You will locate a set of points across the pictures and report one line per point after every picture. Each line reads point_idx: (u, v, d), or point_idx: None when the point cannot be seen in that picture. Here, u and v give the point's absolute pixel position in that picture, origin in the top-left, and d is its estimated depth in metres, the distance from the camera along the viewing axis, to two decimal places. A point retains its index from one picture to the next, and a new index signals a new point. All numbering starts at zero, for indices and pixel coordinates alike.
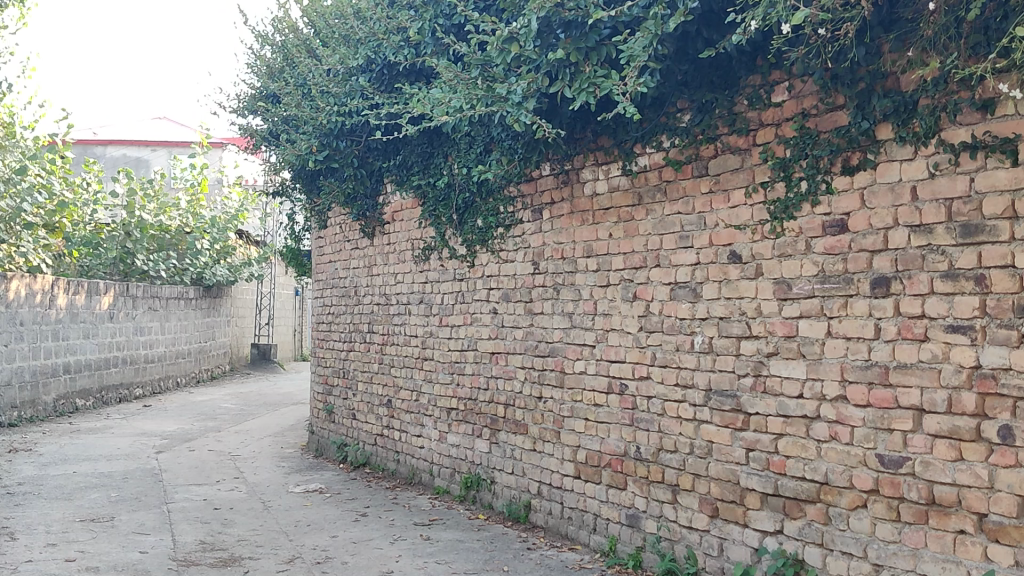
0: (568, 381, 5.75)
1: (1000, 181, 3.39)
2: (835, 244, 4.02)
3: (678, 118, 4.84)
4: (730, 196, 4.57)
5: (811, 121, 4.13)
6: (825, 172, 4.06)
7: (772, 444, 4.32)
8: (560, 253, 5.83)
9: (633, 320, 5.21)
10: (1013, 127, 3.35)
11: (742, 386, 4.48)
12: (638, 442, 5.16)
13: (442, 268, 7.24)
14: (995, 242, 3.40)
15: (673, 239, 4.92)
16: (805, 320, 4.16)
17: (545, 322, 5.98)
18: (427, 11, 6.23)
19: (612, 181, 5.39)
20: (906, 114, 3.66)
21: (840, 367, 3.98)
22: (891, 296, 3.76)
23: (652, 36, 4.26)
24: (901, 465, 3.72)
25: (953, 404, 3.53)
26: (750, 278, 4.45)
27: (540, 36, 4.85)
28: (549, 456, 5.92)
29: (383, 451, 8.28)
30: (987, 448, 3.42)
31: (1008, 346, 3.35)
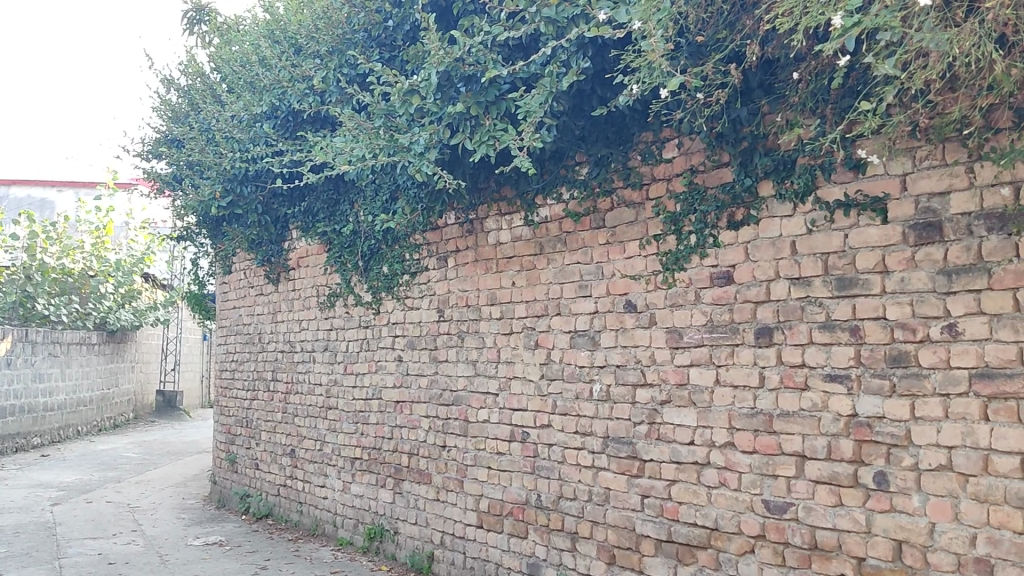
0: (471, 429, 5.76)
1: (872, 238, 3.56)
2: (722, 295, 4.16)
3: (577, 171, 4.95)
4: (626, 247, 4.68)
5: (698, 177, 4.28)
6: (712, 226, 4.21)
7: (666, 490, 4.40)
8: (465, 301, 5.87)
9: (535, 368, 5.26)
10: (883, 187, 3.53)
11: (638, 433, 4.56)
12: (539, 490, 5.19)
13: (348, 315, 7.22)
14: (868, 295, 3.56)
15: (573, 287, 5.01)
16: (695, 368, 4.27)
17: (449, 370, 6.00)
18: (332, 60, 6.24)
19: (514, 231, 5.46)
20: (785, 172, 3.85)
21: (728, 415, 4.10)
22: (774, 346, 3.91)
23: (548, 93, 4.34)
24: (785, 510, 3.84)
25: (832, 450, 3.66)
26: (645, 326, 4.56)
27: (440, 89, 4.85)
28: (452, 505, 5.91)
29: (286, 502, 8.14)
30: (864, 494, 3.55)
31: (882, 395, 3.50)
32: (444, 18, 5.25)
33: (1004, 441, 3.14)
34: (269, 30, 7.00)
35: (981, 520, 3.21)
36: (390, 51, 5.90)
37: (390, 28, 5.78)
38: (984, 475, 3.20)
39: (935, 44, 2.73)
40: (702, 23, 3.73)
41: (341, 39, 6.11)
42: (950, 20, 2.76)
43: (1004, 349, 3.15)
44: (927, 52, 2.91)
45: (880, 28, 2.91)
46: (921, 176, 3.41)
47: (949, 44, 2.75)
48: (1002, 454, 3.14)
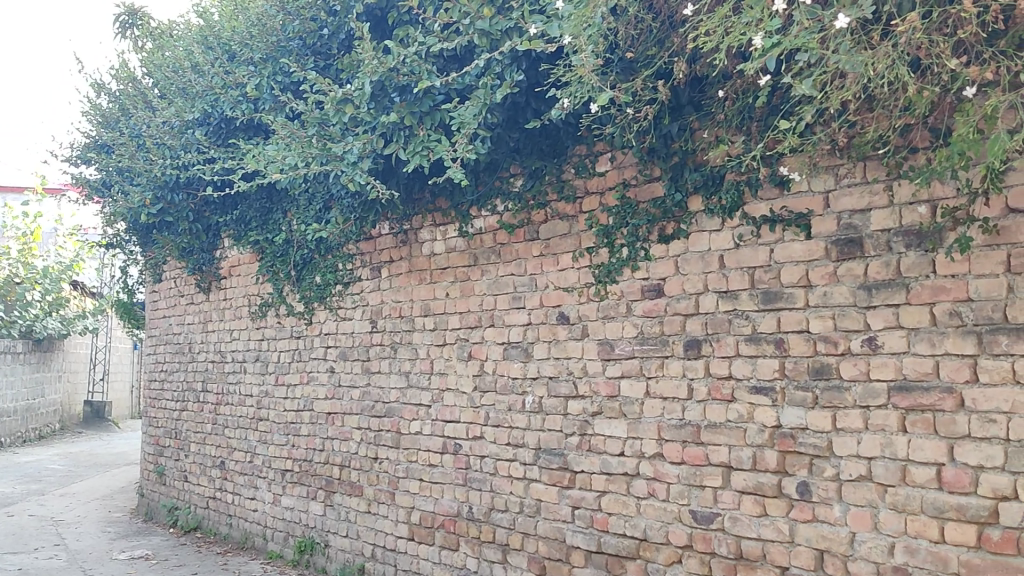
0: (403, 441, 5.73)
1: (796, 253, 3.63)
2: (652, 308, 4.21)
3: (511, 183, 4.95)
4: (559, 259, 4.70)
5: (631, 191, 4.32)
6: (643, 239, 4.26)
7: (596, 501, 4.42)
8: (398, 311, 5.83)
9: (468, 379, 5.26)
10: (807, 204, 3.60)
11: (569, 445, 4.58)
12: (470, 502, 5.18)
13: (280, 325, 7.14)
14: (792, 308, 3.64)
15: (506, 299, 5.02)
16: (626, 380, 4.31)
17: (382, 381, 5.95)
18: (266, 67, 6.18)
19: (448, 242, 5.45)
20: (714, 187, 3.91)
21: (657, 426, 4.14)
22: (702, 358, 3.97)
23: (482, 105, 4.32)
24: (712, 520, 3.89)
25: (757, 461, 3.73)
26: (577, 338, 4.58)
27: (374, 98, 4.79)
28: (383, 518, 5.86)
29: (215, 515, 8.00)
30: (787, 504, 3.62)
31: (805, 407, 3.57)
32: (379, 28, 5.23)
33: (921, 452, 3.22)
34: (202, 37, 6.89)
35: (899, 529, 3.28)
36: (325, 59, 5.84)
37: (325, 36, 5.72)
38: (902, 486, 3.27)
39: (850, 65, 2.77)
40: (632, 39, 3.76)
41: (275, 46, 6.05)
42: (865, 42, 2.81)
43: (921, 362, 3.23)
44: (845, 73, 2.96)
45: (799, 49, 2.95)
46: (843, 193, 3.49)
47: (864, 66, 2.80)
48: (918, 465, 3.22)
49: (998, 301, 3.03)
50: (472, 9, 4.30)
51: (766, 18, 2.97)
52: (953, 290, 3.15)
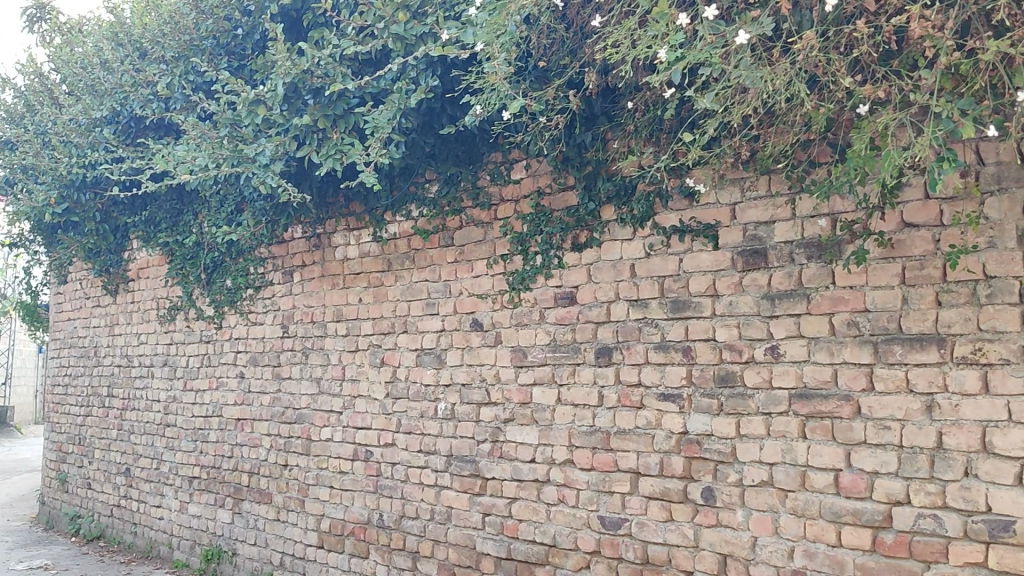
0: (313, 448, 5.66)
1: (704, 263, 3.70)
2: (565, 315, 4.24)
3: (426, 189, 4.92)
4: (473, 266, 4.70)
5: (545, 199, 4.34)
6: (557, 247, 4.28)
7: (506, 508, 4.43)
8: (310, 317, 5.76)
9: (381, 385, 5.21)
10: (714, 215, 3.68)
11: (480, 452, 4.58)
12: (381, 509, 5.14)
13: (188, 329, 6.99)
14: (699, 317, 3.71)
15: (420, 305, 4.99)
16: (538, 387, 4.33)
17: (293, 387, 5.87)
18: (177, 66, 6.01)
19: (362, 247, 5.39)
20: (626, 197, 3.96)
21: (568, 432, 4.17)
22: (612, 365, 4.01)
23: (396, 109, 4.27)
24: (619, 526, 3.93)
25: (664, 467, 3.78)
26: (490, 345, 4.59)
27: (287, 100, 4.72)
28: (292, 526, 5.78)
29: (119, 523, 7.78)
30: (692, 509, 3.68)
31: (711, 414, 3.64)
32: (294, 30, 5.16)
33: (820, 457, 3.31)
34: (111, 33, 6.64)
35: (798, 533, 3.36)
36: (239, 60, 5.73)
37: (239, 36, 5.64)
38: (802, 491, 3.36)
39: (751, 81, 2.82)
40: (545, 49, 3.77)
41: (187, 45, 5.90)
42: (765, 58, 2.87)
43: (820, 370, 3.32)
44: (746, 88, 3.01)
45: (703, 63, 3.00)
46: (749, 205, 3.57)
47: (763, 82, 2.86)
48: (817, 470, 3.31)
49: (894, 312, 3.13)
50: (387, 13, 4.25)
51: (671, 33, 3.01)
52: (851, 301, 3.24)
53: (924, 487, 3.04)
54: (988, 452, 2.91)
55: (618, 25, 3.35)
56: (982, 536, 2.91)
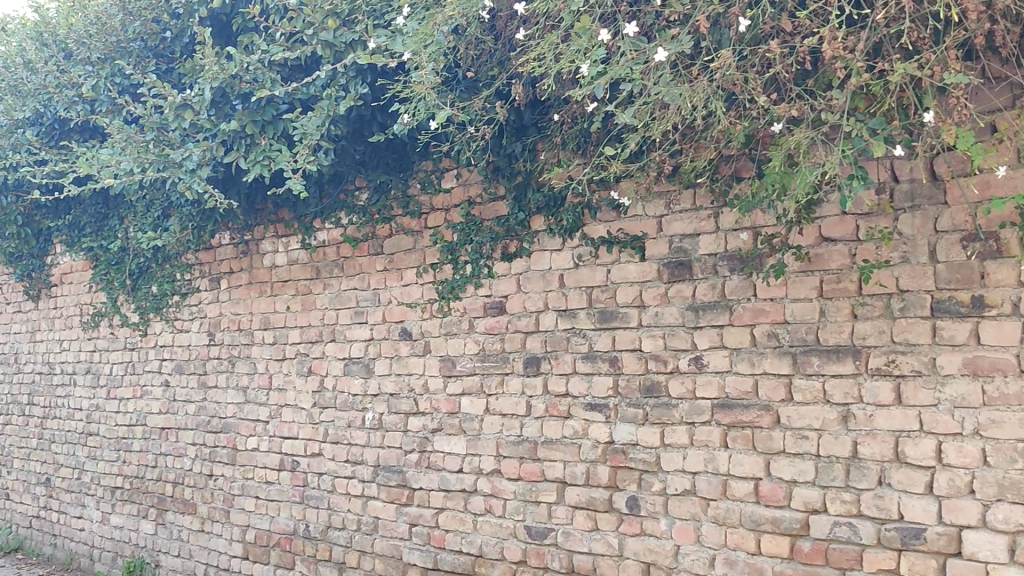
0: (239, 457, 5.57)
1: (632, 274, 3.74)
2: (494, 325, 4.24)
3: (356, 196, 4.88)
4: (403, 274, 4.68)
5: (475, 209, 4.34)
6: (487, 257, 4.28)
7: (433, 518, 4.41)
8: (237, 324, 5.68)
9: (308, 395, 5.16)
10: (642, 226, 3.72)
11: (408, 462, 4.56)
12: (307, 520, 5.08)
13: (113, 336, 6.83)
14: (626, 327, 3.74)
15: (348, 313, 4.96)
16: (466, 397, 4.33)
17: (219, 396, 5.78)
18: (104, 68, 5.82)
19: (290, 254, 5.33)
20: (555, 208, 3.98)
21: (496, 442, 4.17)
22: (541, 375, 4.03)
23: (326, 115, 4.26)
24: (545, 535, 3.95)
25: (590, 476, 3.81)
26: (419, 354, 4.57)
27: (215, 105, 4.67)
28: (217, 537, 5.69)
29: (38, 535, 7.56)
30: (617, 518, 3.71)
31: (636, 423, 3.68)
32: (223, 34, 5.09)
33: (741, 466, 3.37)
34: (35, 32, 6.28)
35: (719, 542, 3.41)
36: (167, 63, 5.62)
37: (167, 39, 5.54)
38: (723, 499, 3.41)
39: (670, 97, 2.87)
40: (473, 59, 3.77)
41: (114, 47, 5.74)
42: (684, 75, 2.92)
43: (742, 381, 3.38)
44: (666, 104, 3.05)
45: (625, 78, 3.04)
46: (675, 217, 3.61)
47: (682, 98, 2.90)
48: (738, 479, 3.37)
49: (812, 324, 3.20)
50: (316, 20, 4.20)
51: (592, 48, 3.04)
52: (772, 313, 3.31)
53: (840, 496, 3.11)
54: (900, 461, 2.98)
55: (541, 39, 3.37)
56: (895, 543, 2.98)
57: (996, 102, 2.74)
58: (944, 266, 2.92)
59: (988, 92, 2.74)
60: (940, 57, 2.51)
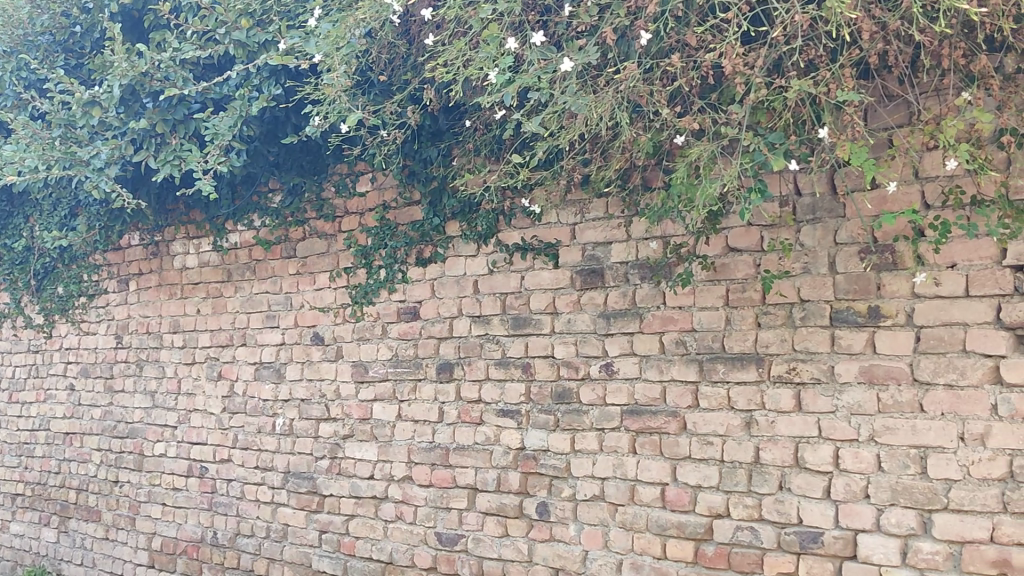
0: (145, 463, 5.44)
1: (545, 280, 3.77)
2: (408, 330, 4.23)
3: (269, 199, 4.81)
4: (315, 278, 4.63)
5: (390, 213, 4.32)
6: (401, 261, 4.26)
7: (344, 525, 4.37)
8: (146, 327, 5.55)
9: (217, 400, 5.06)
10: (556, 233, 3.75)
11: (319, 468, 4.51)
12: (215, 527, 4.98)
13: (15, 338, 6.59)
14: (539, 334, 3.77)
15: (259, 317, 4.89)
16: (378, 403, 4.30)
17: (126, 401, 5.64)
18: (8, 61, 5.40)
19: (201, 256, 5.23)
20: (470, 214, 3.98)
21: (408, 449, 4.15)
22: (453, 381, 4.03)
23: (239, 116, 4.20)
24: (456, 542, 3.94)
25: (501, 482, 3.82)
26: (331, 360, 4.53)
27: (124, 103, 4.53)
28: (122, 544, 5.54)
29: None
30: (527, 524, 3.73)
31: (547, 429, 3.70)
32: (135, 30, 4.97)
33: (648, 472, 3.41)
34: None
35: (627, 546, 3.45)
36: (76, 58, 5.34)
37: (77, 34, 5.23)
38: (631, 504, 3.45)
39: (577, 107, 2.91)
40: (387, 63, 3.75)
41: (20, 40, 5.31)
42: (591, 85, 2.95)
43: (650, 387, 3.43)
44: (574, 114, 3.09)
45: (533, 86, 3.07)
46: (588, 225, 3.65)
47: (588, 108, 2.94)
48: (645, 484, 3.41)
49: (718, 332, 3.27)
50: (229, 19, 4.14)
51: (500, 56, 3.06)
52: (680, 321, 3.36)
53: (742, 501, 3.18)
54: (800, 466, 3.06)
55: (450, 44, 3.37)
56: (794, 547, 3.06)
57: (890, 120, 2.82)
58: (842, 276, 3.01)
59: (882, 110, 2.82)
60: (835, 74, 2.60)
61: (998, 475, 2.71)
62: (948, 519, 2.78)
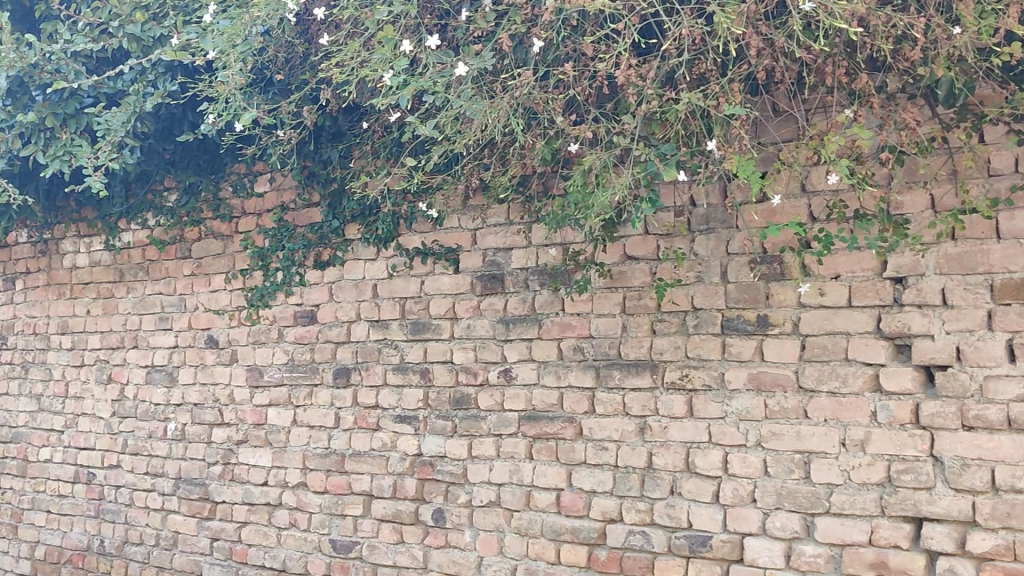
0: (29, 469, 5.24)
1: (445, 285, 3.76)
2: (304, 334, 4.17)
3: (164, 197, 4.68)
4: (211, 280, 4.53)
5: (289, 214, 4.25)
6: (299, 264, 4.20)
7: (236, 532, 4.28)
8: (32, 328, 5.34)
9: (106, 404, 4.91)
10: (456, 238, 3.74)
11: (211, 474, 4.41)
12: (102, 535, 4.82)
13: None
14: (438, 339, 3.76)
15: (152, 319, 4.76)
16: (273, 408, 4.22)
17: (9, 405, 5.42)
18: None
19: (92, 255, 5.07)
20: (370, 218, 3.94)
21: (303, 455, 4.09)
22: (350, 386, 3.98)
23: (132, 112, 4.07)
24: (350, 549, 3.90)
25: (397, 489, 3.79)
26: (225, 364, 4.44)
27: (11, 95, 4.32)
28: (2, 554, 5.32)
29: None
30: (423, 530, 3.71)
31: (444, 435, 3.69)
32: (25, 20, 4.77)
33: (544, 478, 3.43)
34: None
35: (521, 552, 3.46)
36: None
37: None
38: (526, 510, 3.46)
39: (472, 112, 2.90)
40: (284, 62, 3.69)
41: None
42: (486, 90, 2.96)
43: (548, 394, 3.45)
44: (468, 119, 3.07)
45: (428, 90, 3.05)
46: (489, 230, 3.66)
47: (484, 113, 2.94)
48: (541, 490, 3.43)
49: (615, 339, 3.30)
50: (123, 11, 4.04)
51: (395, 58, 3.03)
52: (577, 327, 3.39)
53: (635, 505, 3.22)
54: (690, 471, 3.12)
55: (344, 42, 3.34)
56: (683, 551, 3.11)
57: (778, 134, 2.92)
58: (734, 286, 3.08)
59: (770, 125, 2.91)
60: (724, 88, 2.67)
61: (876, 480, 2.80)
62: (829, 523, 2.86)
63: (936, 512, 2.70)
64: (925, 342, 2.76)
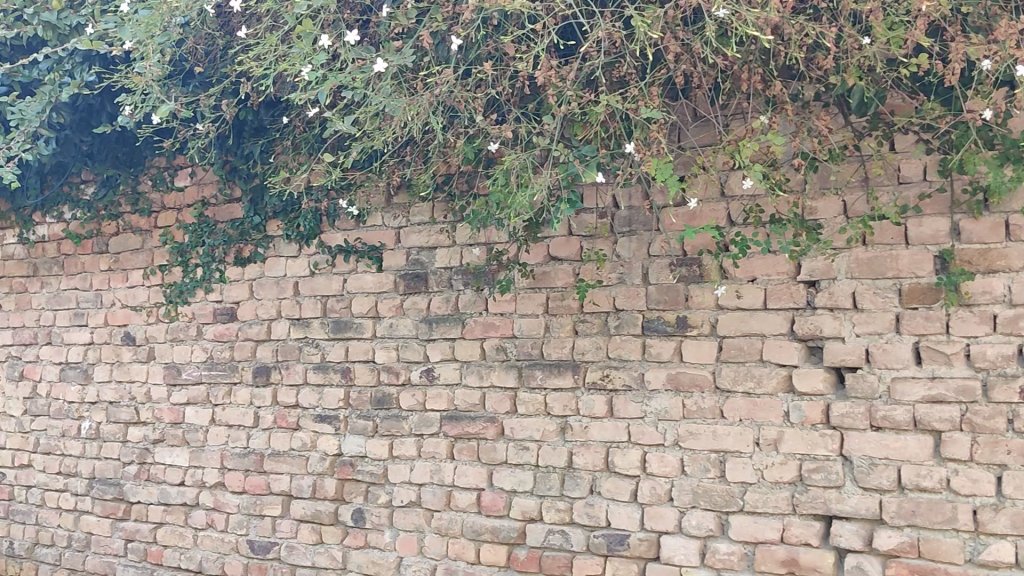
0: None
1: (368, 284, 3.73)
2: (224, 332, 4.10)
3: (82, 190, 4.55)
4: (128, 275, 4.43)
5: (209, 210, 4.18)
6: (220, 260, 4.13)
7: (151, 534, 4.20)
8: None
9: (18, 402, 4.77)
10: (380, 237, 3.72)
11: (126, 474, 4.31)
12: (11, 537, 4.68)
13: None
14: (360, 338, 3.73)
15: (67, 315, 4.64)
16: (191, 407, 4.15)
17: None
18: None
19: (5, 248, 4.91)
20: (292, 214, 3.89)
21: (221, 454, 4.03)
22: (270, 385, 3.93)
23: (47, 102, 3.96)
24: (267, 550, 3.85)
25: (316, 489, 3.76)
26: (142, 361, 4.34)
27: None
28: None
29: None
30: (343, 531, 3.68)
31: (365, 435, 3.66)
32: None
33: (464, 477, 3.43)
34: None
35: (440, 552, 3.46)
36: None
37: None
38: (446, 510, 3.46)
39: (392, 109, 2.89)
40: (204, 55, 3.64)
41: None
42: (407, 87, 2.95)
43: (470, 393, 3.45)
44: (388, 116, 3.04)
45: (348, 86, 3.02)
46: (412, 229, 3.64)
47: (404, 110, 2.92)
48: (462, 490, 3.43)
49: (537, 339, 3.32)
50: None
51: (313, 52, 3.00)
52: (500, 327, 3.40)
53: (554, 505, 3.24)
54: (609, 470, 3.15)
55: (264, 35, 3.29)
56: (601, 550, 3.14)
57: (696, 139, 2.97)
58: (654, 287, 3.12)
59: (689, 129, 2.96)
60: (643, 91, 2.71)
61: (789, 479, 2.86)
62: (743, 521, 2.92)
63: (845, 510, 2.77)
64: (836, 344, 2.82)
